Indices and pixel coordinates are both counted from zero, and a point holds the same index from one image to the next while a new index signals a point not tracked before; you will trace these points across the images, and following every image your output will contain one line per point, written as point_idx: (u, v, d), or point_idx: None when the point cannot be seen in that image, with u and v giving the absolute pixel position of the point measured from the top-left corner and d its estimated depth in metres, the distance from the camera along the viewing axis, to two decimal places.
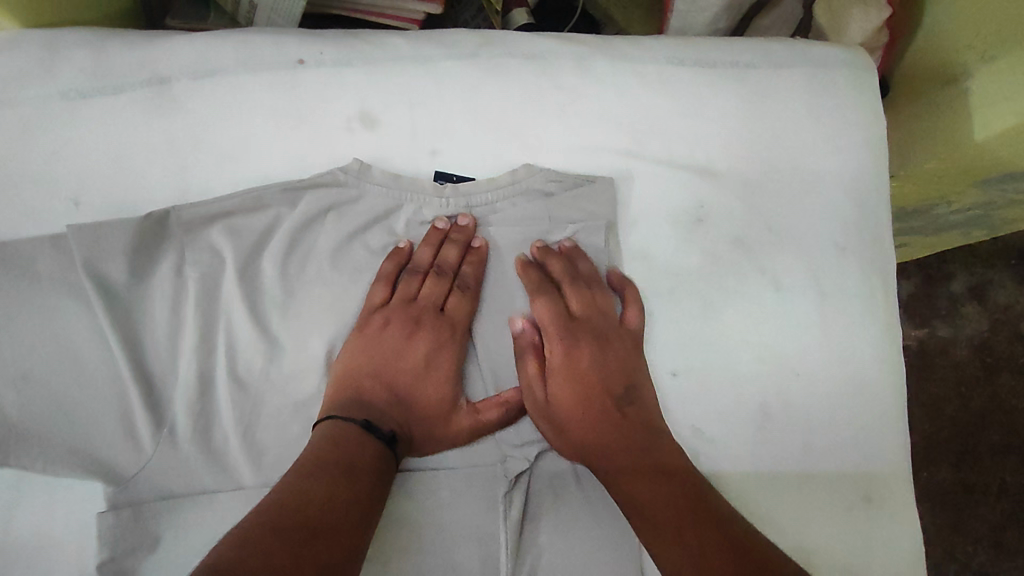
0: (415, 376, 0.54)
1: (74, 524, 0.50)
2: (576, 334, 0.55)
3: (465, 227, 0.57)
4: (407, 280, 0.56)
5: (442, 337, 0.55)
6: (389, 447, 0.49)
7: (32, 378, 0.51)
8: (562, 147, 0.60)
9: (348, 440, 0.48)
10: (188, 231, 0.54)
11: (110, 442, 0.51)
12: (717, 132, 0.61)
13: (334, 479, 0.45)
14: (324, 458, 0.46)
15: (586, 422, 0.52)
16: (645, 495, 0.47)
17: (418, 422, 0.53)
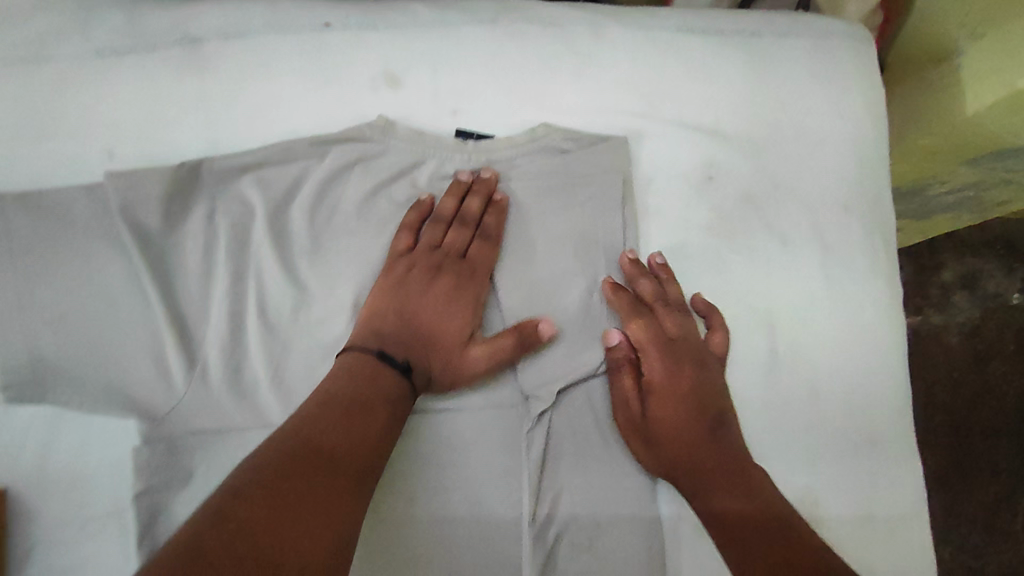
0: (435, 315, 0.56)
1: (110, 458, 0.52)
2: (674, 354, 0.57)
3: (489, 179, 0.59)
4: (430, 229, 0.59)
5: (462, 279, 0.57)
6: (399, 373, 0.51)
7: (68, 320, 0.53)
8: (577, 108, 0.62)
9: (363, 372, 0.50)
10: (219, 181, 0.56)
11: (144, 381, 0.53)
12: (726, 96, 0.64)
13: (338, 421, 0.46)
14: (336, 395, 0.48)
15: (683, 448, 0.54)
16: (739, 513, 0.52)
17: (434, 357, 0.55)
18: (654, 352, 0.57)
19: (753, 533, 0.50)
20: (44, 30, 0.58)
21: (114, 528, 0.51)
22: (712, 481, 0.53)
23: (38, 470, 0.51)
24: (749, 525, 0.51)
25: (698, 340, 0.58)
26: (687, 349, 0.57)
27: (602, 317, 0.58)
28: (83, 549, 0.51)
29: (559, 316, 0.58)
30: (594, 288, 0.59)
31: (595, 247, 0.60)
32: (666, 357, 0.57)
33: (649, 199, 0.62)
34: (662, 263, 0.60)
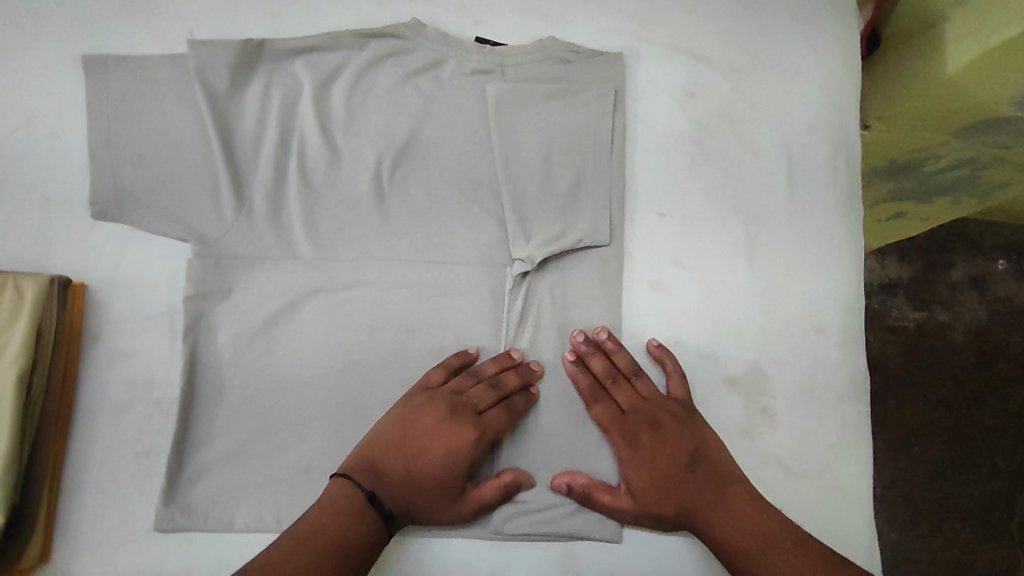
0: (437, 454, 0.58)
1: (169, 270, 0.63)
2: (633, 428, 0.62)
3: (515, 358, 0.63)
4: (461, 376, 0.62)
5: (472, 435, 0.59)
6: (385, 523, 0.55)
7: (144, 159, 0.64)
8: (582, 29, 0.72)
9: (349, 505, 0.54)
10: (277, 60, 0.67)
11: (200, 212, 0.64)
12: (713, 28, 0.73)
13: (325, 551, 0.50)
14: (319, 527, 0.52)
15: (670, 505, 0.59)
16: (746, 534, 0.55)
17: (424, 494, 0.57)
18: (613, 428, 0.62)
19: (753, 550, 0.54)
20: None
21: (165, 327, 0.62)
22: (705, 517, 0.58)
23: (110, 273, 0.63)
24: (748, 548, 0.55)
25: (656, 399, 0.63)
26: (644, 412, 0.62)
27: (589, 204, 0.67)
28: (139, 340, 0.62)
29: (550, 197, 0.67)
30: (582, 179, 0.68)
31: (586, 145, 0.69)
32: (625, 423, 0.62)
33: (639, 108, 0.71)
34: (607, 336, 0.64)
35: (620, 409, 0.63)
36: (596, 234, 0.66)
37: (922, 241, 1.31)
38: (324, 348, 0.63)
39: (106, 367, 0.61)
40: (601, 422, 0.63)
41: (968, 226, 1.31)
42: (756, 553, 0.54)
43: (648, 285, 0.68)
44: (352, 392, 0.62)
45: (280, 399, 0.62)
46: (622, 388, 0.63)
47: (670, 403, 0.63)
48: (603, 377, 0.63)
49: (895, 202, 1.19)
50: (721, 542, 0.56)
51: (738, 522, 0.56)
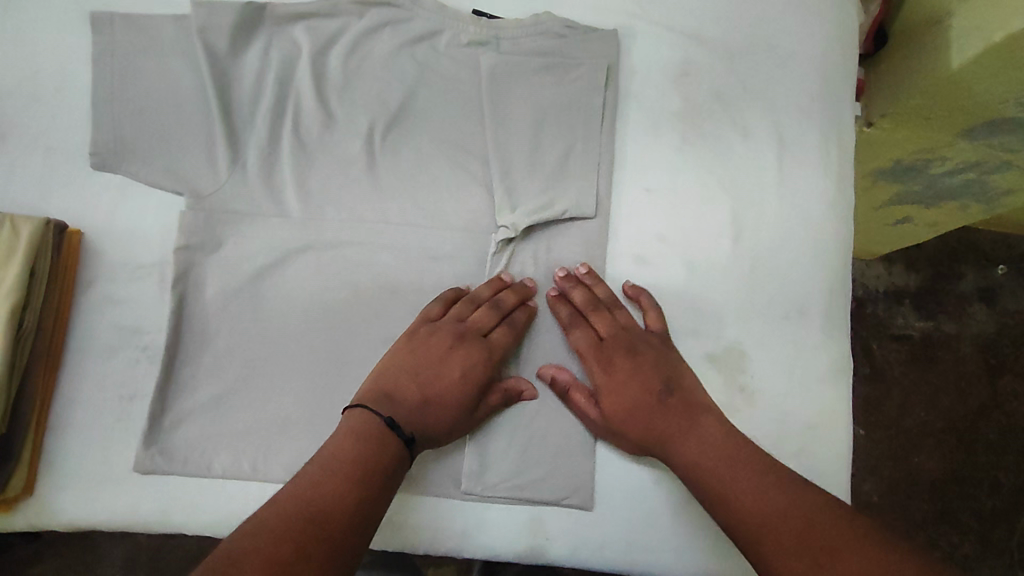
0: (449, 377, 0.59)
1: (161, 220, 0.65)
2: (610, 355, 0.62)
3: (530, 286, 0.65)
4: (462, 306, 0.63)
5: (480, 357, 0.61)
6: (409, 447, 0.55)
7: (146, 113, 0.66)
8: (579, 5, 0.73)
9: (372, 431, 0.54)
10: (278, 24, 0.69)
11: (195, 167, 0.66)
12: (707, 9, 0.74)
13: (348, 479, 0.50)
14: (342, 456, 0.52)
15: (640, 427, 0.59)
16: (708, 457, 0.55)
17: (442, 418, 0.58)
18: (591, 354, 0.62)
19: (713, 468, 0.54)
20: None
21: (155, 275, 0.64)
22: (673, 439, 0.57)
23: (105, 221, 0.65)
24: (711, 466, 0.54)
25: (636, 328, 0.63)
26: (619, 338, 0.62)
27: (576, 176, 0.68)
28: (130, 287, 0.63)
29: (538, 168, 0.68)
30: (571, 151, 0.68)
31: (576, 118, 0.69)
32: (598, 347, 0.62)
33: (631, 84, 0.72)
34: (588, 272, 0.65)
35: (598, 336, 0.63)
36: (582, 204, 0.67)
37: (930, 252, 1.28)
38: (306, 304, 0.63)
39: (97, 312, 0.63)
40: (580, 347, 0.63)
41: (976, 238, 1.28)
42: (716, 472, 0.54)
43: (633, 257, 0.67)
44: (331, 349, 0.62)
45: (261, 350, 0.62)
46: (600, 314, 0.63)
47: (653, 334, 0.63)
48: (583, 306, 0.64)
49: (899, 211, 1.13)
50: (687, 463, 0.56)
51: (703, 447, 0.55)
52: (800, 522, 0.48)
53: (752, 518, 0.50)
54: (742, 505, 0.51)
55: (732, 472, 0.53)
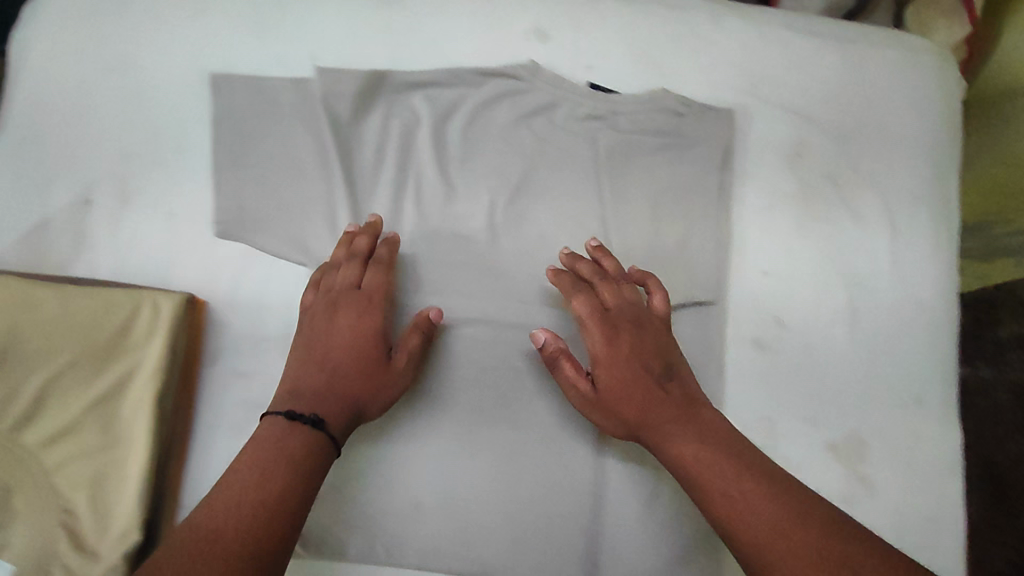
0: (342, 337, 0.58)
1: (286, 291, 0.66)
2: (616, 322, 0.60)
3: (374, 223, 0.64)
4: (335, 274, 0.62)
5: (356, 309, 0.60)
6: (317, 428, 0.52)
7: (271, 183, 0.67)
8: (694, 81, 0.73)
9: (272, 435, 0.52)
10: (397, 92, 0.69)
11: (317, 237, 0.66)
12: (818, 87, 0.74)
13: (246, 486, 0.48)
14: (254, 463, 0.49)
15: (639, 411, 0.57)
16: (703, 457, 0.53)
17: (350, 380, 0.57)
18: (594, 324, 0.61)
19: (700, 468, 0.52)
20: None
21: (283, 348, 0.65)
22: (670, 433, 0.55)
23: (232, 291, 0.65)
24: (706, 469, 0.52)
25: (639, 302, 0.62)
26: (626, 311, 0.61)
27: (692, 258, 0.68)
28: (258, 360, 0.64)
29: (658, 247, 0.69)
30: (690, 233, 0.69)
31: (692, 198, 0.70)
32: (605, 319, 0.61)
33: (746, 163, 0.72)
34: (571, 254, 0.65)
35: (610, 300, 0.62)
36: (701, 289, 0.68)
37: None
38: (435, 382, 0.63)
39: (223, 384, 0.63)
40: (588, 316, 0.61)
41: None
42: (707, 473, 0.52)
43: (751, 342, 0.68)
44: (458, 429, 0.63)
45: (388, 428, 0.62)
46: (607, 282, 0.63)
47: (660, 313, 0.63)
48: (591, 270, 0.63)
49: None
50: (680, 462, 0.54)
51: (702, 444, 0.54)
52: (804, 534, 0.47)
53: (763, 528, 0.48)
54: (749, 511, 0.49)
55: (734, 476, 0.51)
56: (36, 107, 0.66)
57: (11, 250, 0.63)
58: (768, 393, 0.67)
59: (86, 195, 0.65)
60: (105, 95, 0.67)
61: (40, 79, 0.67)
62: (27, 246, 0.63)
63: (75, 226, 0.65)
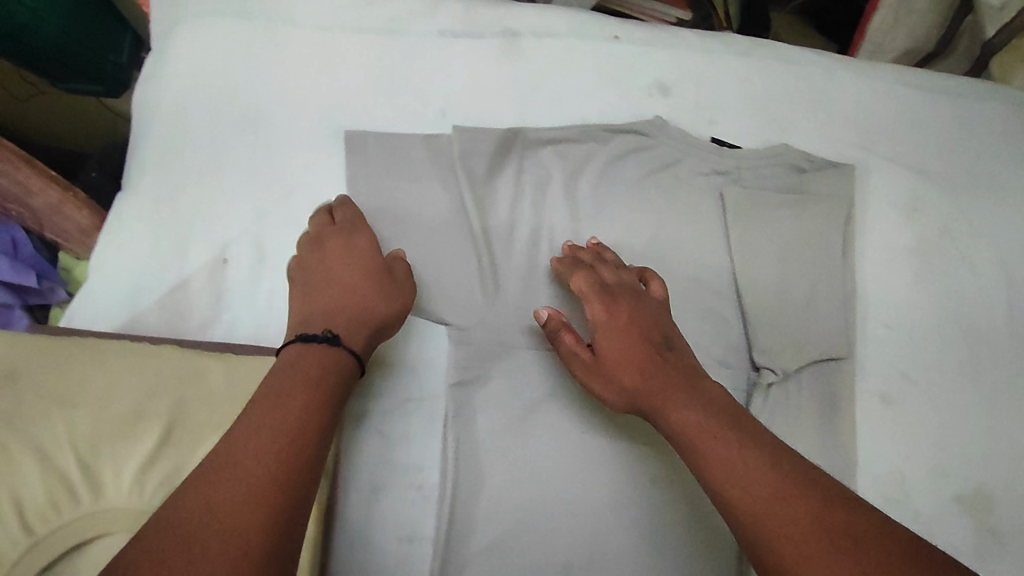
0: (342, 264, 0.58)
1: (426, 352, 0.66)
2: (615, 295, 0.60)
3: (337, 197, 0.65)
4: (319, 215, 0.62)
5: (348, 241, 0.60)
6: (336, 345, 0.52)
7: (406, 239, 0.66)
8: (812, 135, 0.74)
9: (281, 375, 0.49)
10: (528, 149, 0.70)
11: (456, 296, 0.66)
12: (930, 142, 0.76)
13: (252, 435, 0.44)
14: (262, 402, 0.46)
15: (640, 382, 0.54)
16: (700, 425, 0.49)
17: (349, 298, 0.56)
18: (594, 298, 0.60)
19: (704, 434, 0.48)
20: (402, 10, 0.72)
21: (426, 411, 0.65)
22: (672, 401, 0.51)
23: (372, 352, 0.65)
24: (699, 437, 0.48)
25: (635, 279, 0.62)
26: (621, 285, 0.61)
27: (821, 314, 0.69)
28: (402, 423, 0.64)
29: (787, 302, 0.70)
30: (817, 288, 0.70)
31: (817, 253, 0.71)
32: (606, 293, 0.60)
33: (864, 218, 0.74)
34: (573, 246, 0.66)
35: (605, 277, 0.62)
36: (832, 345, 0.69)
37: None
38: (578, 443, 0.64)
39: (369, 445, 0.63)
40: (586, 291, 0.61)
41: None
42: (708, 440, 0.47)
43: (877, 395, 0.70)
44: (606, 492, 0.63)
45: (536, 490, 0.63)
46: (599, 261, 0.64)
47: (655, 287, 0.63)
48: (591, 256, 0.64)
49: None
50: (677, 430, 0.50)
51: (707, 413, 0.50)
52: (798, 505, 0.42)
53: (762, 502, 0.43)
54: (740, 482, 0.44)
55: (738, 445, 0.47)
56: (168, 166, 0.66)
57: (152, 313, 0.63)
58: (894, 446, 0.69)
59: (223, 254, 0.64)
60: (236, 150, 0.66)
61: (172, 138, 0.67)
62: (168, 308, 0.63)
63: (213, 287, 0.64)
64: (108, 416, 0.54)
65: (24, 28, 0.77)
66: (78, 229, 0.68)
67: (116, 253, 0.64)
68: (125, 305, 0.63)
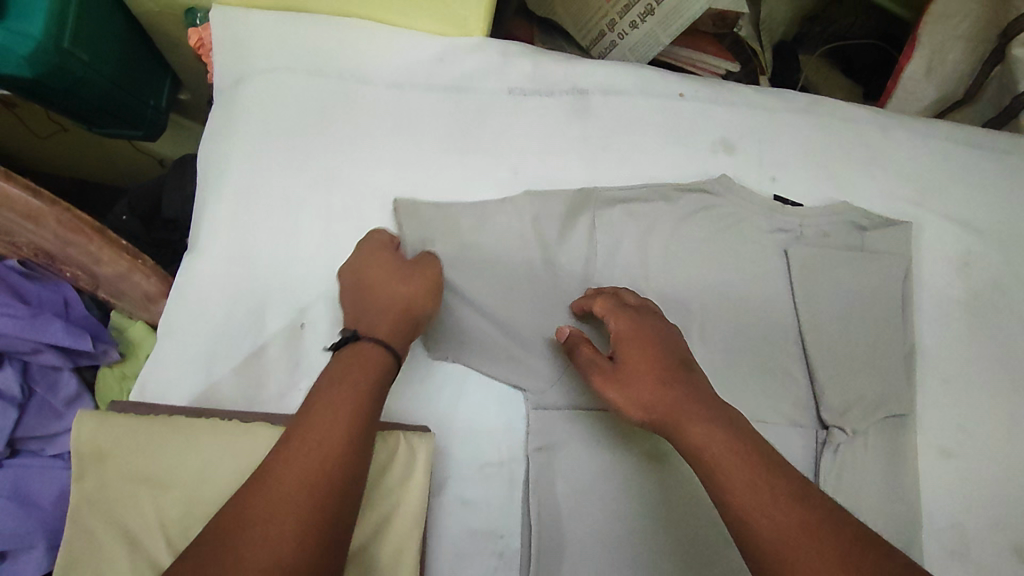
0: (364, 275, 0.59)
1: (503, 416, 0.65)
2: (637, 313, 0.59)
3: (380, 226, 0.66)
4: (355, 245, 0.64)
5: (369, 254, 0.61)
6: (365, 342, 0.51)
7: (483, 301, 0.66)
8: (867, 191, 0.76)
9: (320, 383, 0.48)
10: (600, 208, 0.70)
11: (533, 359, 0.66)
12: (980, 198, 0.78)
13: (297, 455, 0.43)
14: (309, 419, 0.45)
15: (657, 391, 0.52)
16: (717, 438, 0.47)
17: (372, 300, 0.56)
18: (617, 315, 0.60)
19: (724, 451, 0.47)
20: (474, 68, 0.74)
21: (505, 474, 0.64)
22: (687, 414, 0.50)
23: (450, 417, 0.64)
24: (718, 451, 0.47)
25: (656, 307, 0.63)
26: (645, 308, 0.61)
27: (888, 370, 0.69)
28: (480, 489, 0.63)
29: (855, 358, 0.69)
30: (887, 345, 0.70)
31: (882, 309, 0.71)
32: (629, 310, 0.60)
33: (921, 273, 0.75)
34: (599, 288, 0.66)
35: (631, 300, 0.62)
36: (897, 402, 0.68)
37: None
38: (655, 507, 0.64)
39: (448, 512, 0.62)
40: (607, 310, 0.61)
41: None
42: (726, 456, 0.46)
43: (944, 451, 0.70)
44: (686, 558, 0.63)
45: (619, 555, 0.62)
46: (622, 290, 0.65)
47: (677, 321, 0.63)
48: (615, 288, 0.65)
49: None
50: (688, 444, 0.49)
51: (725, 426, 0.49)
52: (812, 530, 0.42)
53: (775, 527, 0.42)
54: (752, 501, 0.44)
55: (754, 464, 0.46)
56: (243, 226, 0.66)
57: (228, 380, 0.61)
58: (967, 503, 0.69)
59: (301, 319, 0.64)
60: (312, 211, 0.67)
61: (247, 195, 0.67)
62: (243, 374, 0.62)
63: (291, 352, 0.63)
64: (201, 499, 0.53)
65: (81, 82, 0.78)
66: (144, 296, 0.71)
67: (188, 316, 0.62)
68: (199, 373, 0.61)
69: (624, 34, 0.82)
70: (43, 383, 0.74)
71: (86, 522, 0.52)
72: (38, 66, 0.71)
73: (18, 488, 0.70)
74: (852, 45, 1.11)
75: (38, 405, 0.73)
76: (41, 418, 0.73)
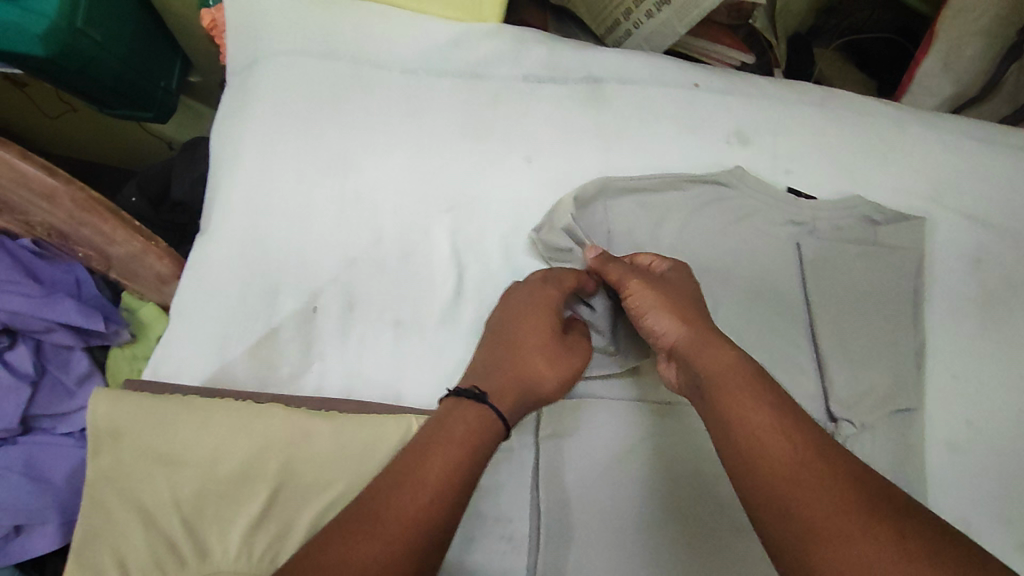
0: (534, 319, 0.56)
1: None
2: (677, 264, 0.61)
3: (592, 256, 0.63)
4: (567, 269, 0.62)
5: (554, 301, 0.58)
6: (494, 412, 0.49)
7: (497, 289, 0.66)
8: (880, 185, 0.76)
9: (422, 439, 0.45)
10: (614, 196, 0.70)
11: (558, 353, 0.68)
12: (991, 193, 0.78)
13: (389, 497, 0.41)
14: (410, 468, 0.43)
15: (691, 323, 0.53)
16: (727, 364, 0.48)
17: (521, 362, 0.54)
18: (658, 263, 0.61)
19: (732, 379, 0.46)
20: (488, 54, 0.74)
21: (514, 461, 0.64)
22: (701, 345, 0.51)
23: None
24: (717, 377, 0.47)
25: None
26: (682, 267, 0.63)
27: (899, 364, 0.69)
28: (489, 474, 0.64)
29: (867, 351, 0.69)
30: (899, 340, 0.70)
31: (894, 303, 0.71)
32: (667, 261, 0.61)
33: (930, 267, 0.75)
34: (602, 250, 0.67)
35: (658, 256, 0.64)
36: (906, 396, 0.68)
37: None
38: (662, 493, 0.63)
39: None
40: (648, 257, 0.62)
41: None
42: (725, 379, 0.47)
43: (951, 444, 0.70)
44: (695, 543, 0.62)
45: (629, 538, 0.61)
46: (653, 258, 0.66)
47: None
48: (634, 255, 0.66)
49: None
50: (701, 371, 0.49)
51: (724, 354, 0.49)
52: (803, 449, 0.41)
53: (766, 446, 0.42)
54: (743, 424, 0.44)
55: (742, 383, 0.46)
56: (258, 208, 0.66)
57: (241, 363, 0.61)
58: (972, 495, 0.68)
59: (313, 302, 0.63)
60: (325, 196, 0.67)
61: (263, 178, 0.67)
62: (255, 356, 0.61)
63: (303, 335, 0.63)
64: (216, 476, 0.53)
65: (94, 61, 0.78)
66: (156, 277, 0.71)
67: (203, 298, 0.63)
68: (209, 356, 0.61)
69: (638, 23, 0.82)
70: (55, 361, 0.74)
71: (102, 499, 0.52)
72: (53, 45, 0.71)
73: (30, 465, 0.71)
74: (867, 39, 1.11)
75: (50, 384, 0.74)
76: (53, 396, 0.73)
